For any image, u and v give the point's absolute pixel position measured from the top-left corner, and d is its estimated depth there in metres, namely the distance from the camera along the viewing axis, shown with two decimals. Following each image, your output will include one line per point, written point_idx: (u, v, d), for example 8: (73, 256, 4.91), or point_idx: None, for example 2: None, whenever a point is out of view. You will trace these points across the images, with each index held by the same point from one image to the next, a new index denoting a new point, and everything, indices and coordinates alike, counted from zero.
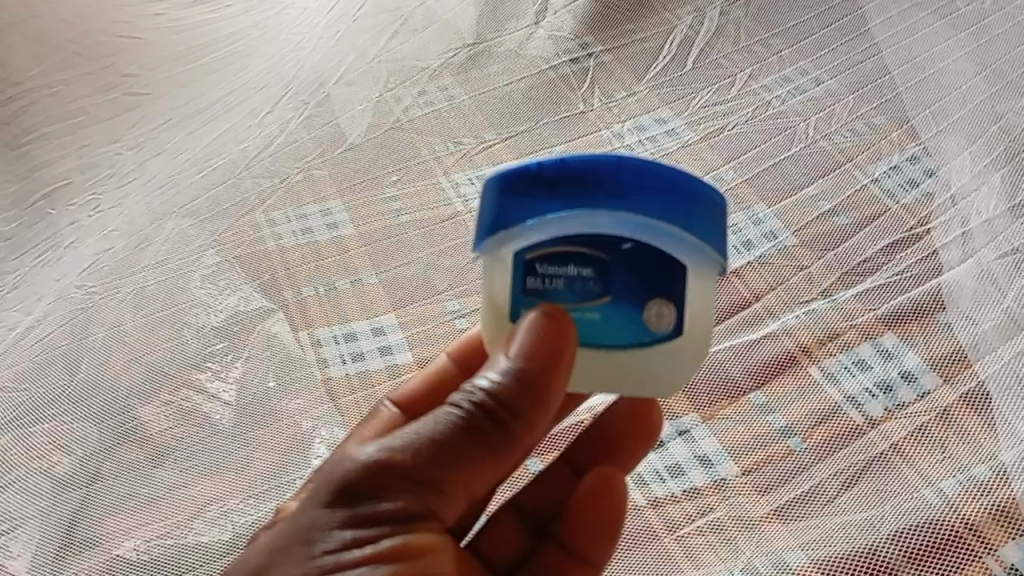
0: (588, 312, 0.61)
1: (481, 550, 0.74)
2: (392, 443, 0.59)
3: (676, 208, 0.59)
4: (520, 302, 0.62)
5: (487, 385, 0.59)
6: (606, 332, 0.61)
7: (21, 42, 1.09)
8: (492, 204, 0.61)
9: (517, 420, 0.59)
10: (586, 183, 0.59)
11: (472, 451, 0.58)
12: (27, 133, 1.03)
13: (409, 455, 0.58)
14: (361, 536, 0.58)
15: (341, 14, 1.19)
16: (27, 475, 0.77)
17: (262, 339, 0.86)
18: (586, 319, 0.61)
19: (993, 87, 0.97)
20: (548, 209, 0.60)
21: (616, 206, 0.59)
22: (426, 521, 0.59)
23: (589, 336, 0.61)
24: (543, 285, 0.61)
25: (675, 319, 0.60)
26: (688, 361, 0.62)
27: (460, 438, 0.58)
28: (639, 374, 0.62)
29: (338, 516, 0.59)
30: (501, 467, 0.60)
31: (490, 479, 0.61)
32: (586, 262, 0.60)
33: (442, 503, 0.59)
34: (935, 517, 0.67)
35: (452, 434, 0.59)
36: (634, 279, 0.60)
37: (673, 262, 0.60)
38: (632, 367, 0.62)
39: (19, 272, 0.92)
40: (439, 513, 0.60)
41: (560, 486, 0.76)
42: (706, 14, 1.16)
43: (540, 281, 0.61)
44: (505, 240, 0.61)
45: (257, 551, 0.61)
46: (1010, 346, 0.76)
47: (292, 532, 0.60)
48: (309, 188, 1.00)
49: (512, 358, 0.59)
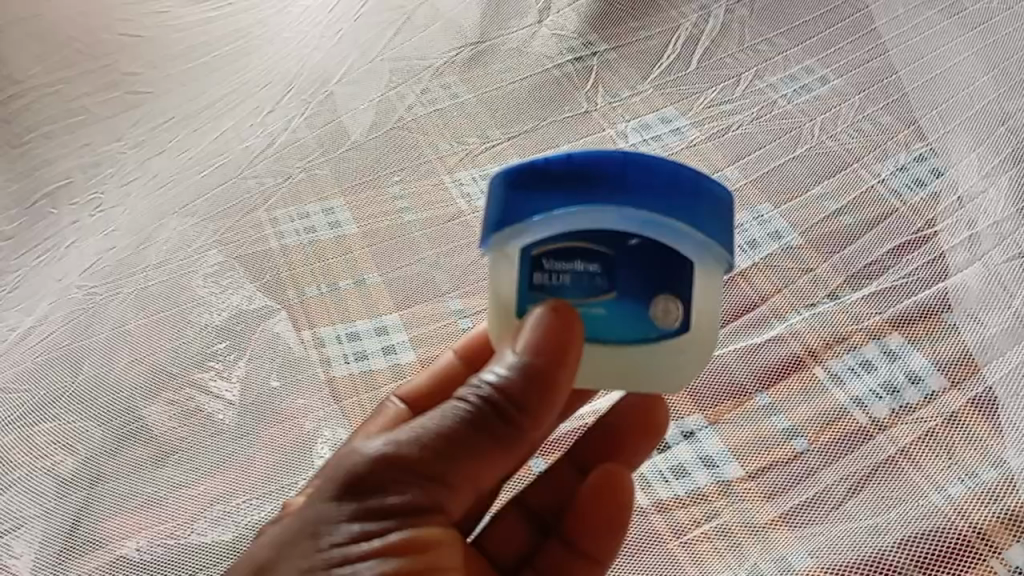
0: (594, 306, 0.60)
1: (486, 547, 0.74)
2: (399, 436, 0.59)
3: (683, 204, 0.59)
4: (527, 297, 0.61)
5: (494, 380, 0.59)
6: (612, 327, 0.61)
7: (23, 40, 1.08)
8: (497, 200, 0.61)
9: (524, 416, 0.59)
10: (592, 179, 0.59)
11: (480, 447, 0.58)
12: (29, 132, 1.02)
13: (415, 450, 0.58)
14: (368, 530, 0.57)
15: (344, 12, 1.18)
16: (29, 475, 0.77)
17: (265, 337, 0.86)
18: (592, 314, 0.61)
19: (1001, 85, 0.96)
20: (554, 204, 0.59)
21: (623, 201, 0.58)
22: (433, 514, 0.59)
23: (595, 332, 0.61)
24: (549, 280, 0.61)
25: (681, 315, 0.60)
26: (693, 357, 0.62)
27: (466, 433, 0.58)
28: (643, 370, 0.62)
29: (344, 510, 0.58)
30: (508, 462, 0.60)
31: (496, 474, 0.60)
32: (591, 257, 0.60)
33: (449, 499, 0.59)
34: (943, 523, 0.66)
35: (459, 429, 0.58)
36: (640, 275, 0.59)
37: (679, 258, 0.60)
38: (636, 363, 0.62)
39: (22, 271, 0.92)
40: (447, 508, 0.59)
41: (566, 483, 0.75)
42: (712, 11, 1.16)
43: (547, 277, 0.60)
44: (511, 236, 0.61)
45: (264, 545, 0.61)
46: (1018, 348, 0.75)
47: (299, 526, 0.60)
48: (313, 187, 1.00)
49: (519, 353, 0.58)
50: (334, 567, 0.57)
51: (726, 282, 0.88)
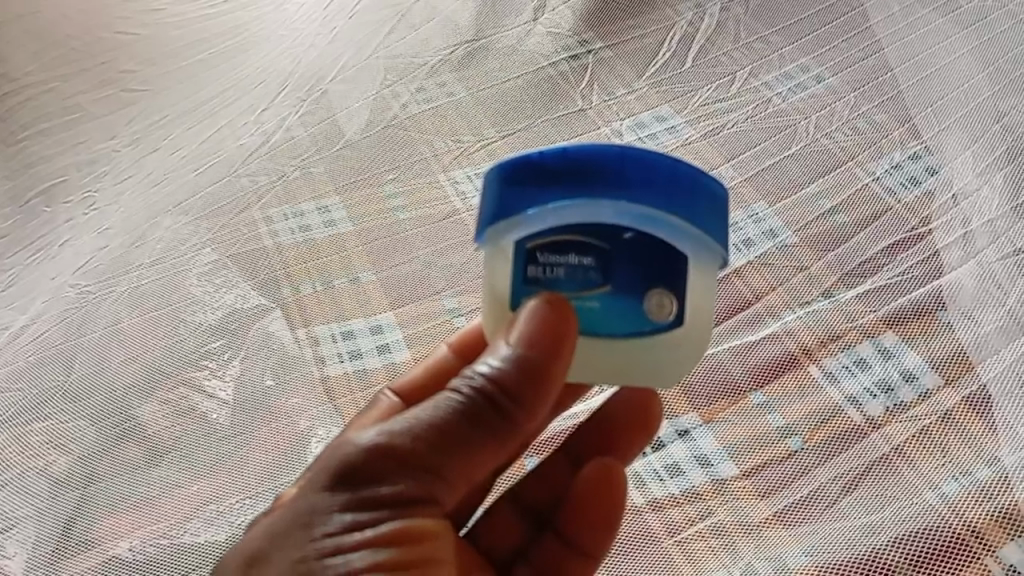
0: (588, 300, 0.60)
1: (480, 541, 0.74)
2: (393, 427, 0.59)
3: (679, 201, 0.59)
4: (522, 291, 0.61)
5: (488, 371, 0.59)
6: (607, 321, 0.60)
7: (22, 37, 1.07)
8: (494, 194, 0.61)
9: (518, 410, 0.59)
10: (587, 173, 0.59)
11: (474, 439, 0.58)
12: (24, 129, 1.02)
13: (408, 441, 0.58)
14: (361, 520, 0.57)
15: (338, 10, 1.18)
16: (23, 475, 0.77)
17: (259, 336, 0.86)
18: (586, 308, 0.60)
19: (996, 83, 0.96)
20: (549, 198, 0.59)
21: (618, 196, 0.58)
22: (427, 506, 0.59)
23: (589, 326, 0.61)
24: (544, 274, 0.60)
25: (675, 310, 0.60)
26: (688, 353, 0.62)
27: (462, 424, 0.58)
28: (637, 367, 0.62)
29: (338, 500, 0.58)
30: (502, 454, 0.60)
31: (490, 466, 0.61)
32: (586, 251, 0.60)
33: (444, 490, 0.59)
34: (938, 522, 0.66)
35: (453, 421, 0.58)
36: (634, 269, 0.59)
37: (674, 255, 0.60)
38: (630, 361, 0.62)
39: (15, 269, 0.92)
40: (441, 499, 0.59)
41: (559, 477, 0.75)
42: (707, 9, 1.15)
43: (542, 270, 0.60)
44: (506, 230, 0.61)
45: (256, 536, 0.61)
46: (1013, 347, 0.75)
47: (291, 517, 0.59)
48: (308, 185, 1.00)
49: (512, 346, 0.59)
50: (327, 557, 0.56)
51: (721, 280, 0.88)
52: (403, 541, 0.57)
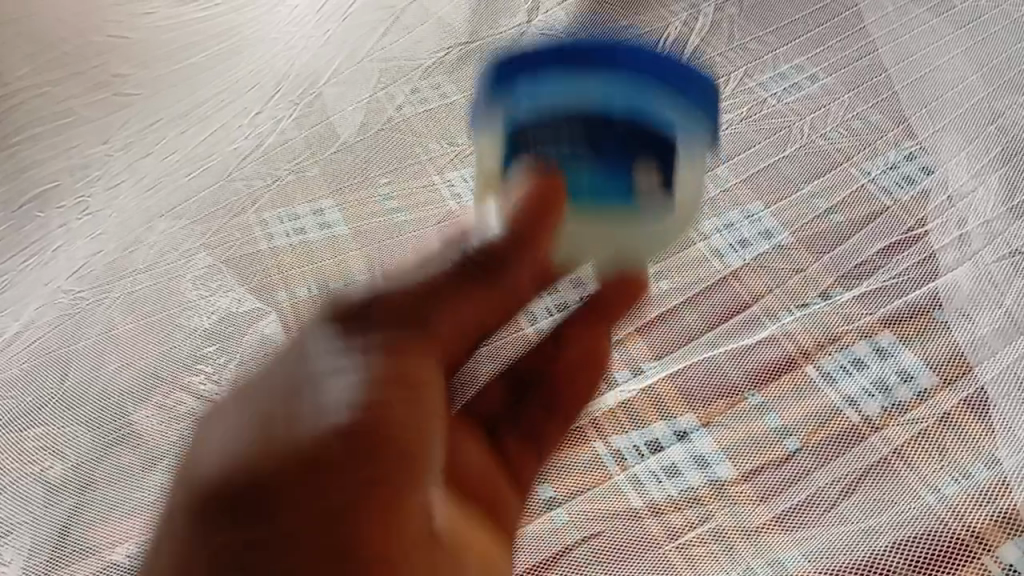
0: (581, 176, 0.66)
1: (458, 458, 0.73)
2: (347, 321, 0.62)
3: (671, 74, 0.65)
4: (512, 164, 0.68)
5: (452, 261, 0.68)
6: (599, 195, 0.67)
7: (15, 38, 0.97)
8: (489, 76, 0.68)
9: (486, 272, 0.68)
10: (581, 56, 0.65)
11: (429, 319, 0.65)
12: (16, 133, 0.97)
13: (357, 320, 0.62)
14: (334, 404, 0.55)
15: (332, 11, 1.16)
16: (19, 481, 0.76)
17: (254, 340, 0.85)
18: (579, 176, 0.66)
19: (992, 83, 0.97)
20: (540, 83, 0.65)
21: (606, 76, 0.65)
22: (403, 358, 0.60)
23: (584, 195, 0.67)
24: (537, 150, 0.66)
25: (662, 182, 0.66)
26: (674, 221, 0.70)
27: (406, 307, 0.64)
28: (626, 236, 0.69)
29: (308, 403, 0.56)
30: (448, 325, 0.67)
31: (464, 315, 0.68)
32: (577, 131, 0.66)
33: (409, 356, 0.61)
34: (938, 526, 0.67)
35: (407, 299, 0.64)
36: (623, 148, 0.65)
37: (662, 130, 0.65)
38: (618, 233, 0.69)
39: (9, 275, 0.92)
40: (411, 357, 0.61)
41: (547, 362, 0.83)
42: (702, 9, 1.15)
43: (534, 148, 0.67)
44: (499, 109, 0.68)
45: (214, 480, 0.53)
46: (1011, 348, 0.76)
47: (253, 435, 0.55)
48: (302, 188, 0.99)
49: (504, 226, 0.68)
50: (315, 446, 0.53)
51: (718, 282, 0.88)
52: (378, 418, 0.55)
